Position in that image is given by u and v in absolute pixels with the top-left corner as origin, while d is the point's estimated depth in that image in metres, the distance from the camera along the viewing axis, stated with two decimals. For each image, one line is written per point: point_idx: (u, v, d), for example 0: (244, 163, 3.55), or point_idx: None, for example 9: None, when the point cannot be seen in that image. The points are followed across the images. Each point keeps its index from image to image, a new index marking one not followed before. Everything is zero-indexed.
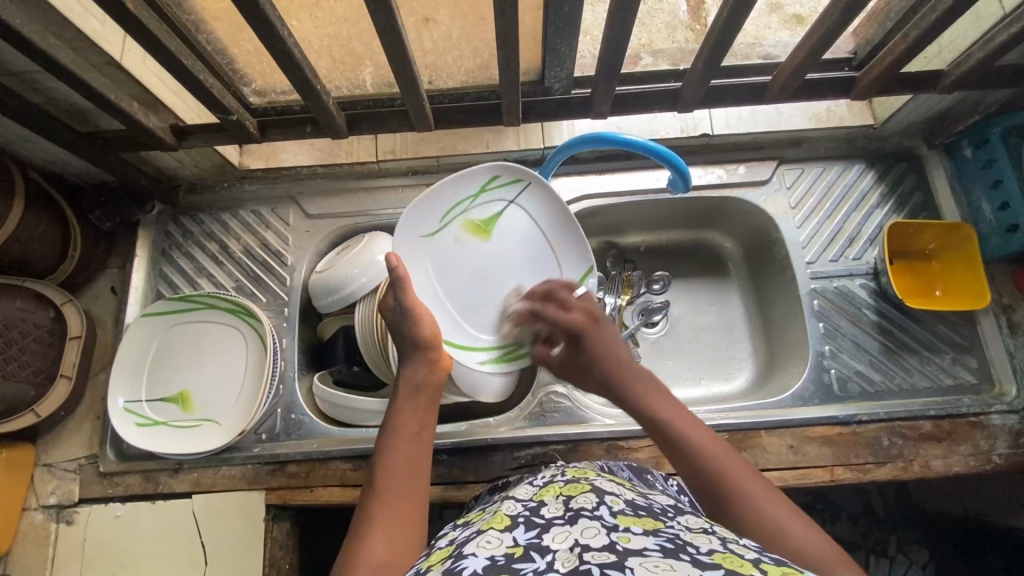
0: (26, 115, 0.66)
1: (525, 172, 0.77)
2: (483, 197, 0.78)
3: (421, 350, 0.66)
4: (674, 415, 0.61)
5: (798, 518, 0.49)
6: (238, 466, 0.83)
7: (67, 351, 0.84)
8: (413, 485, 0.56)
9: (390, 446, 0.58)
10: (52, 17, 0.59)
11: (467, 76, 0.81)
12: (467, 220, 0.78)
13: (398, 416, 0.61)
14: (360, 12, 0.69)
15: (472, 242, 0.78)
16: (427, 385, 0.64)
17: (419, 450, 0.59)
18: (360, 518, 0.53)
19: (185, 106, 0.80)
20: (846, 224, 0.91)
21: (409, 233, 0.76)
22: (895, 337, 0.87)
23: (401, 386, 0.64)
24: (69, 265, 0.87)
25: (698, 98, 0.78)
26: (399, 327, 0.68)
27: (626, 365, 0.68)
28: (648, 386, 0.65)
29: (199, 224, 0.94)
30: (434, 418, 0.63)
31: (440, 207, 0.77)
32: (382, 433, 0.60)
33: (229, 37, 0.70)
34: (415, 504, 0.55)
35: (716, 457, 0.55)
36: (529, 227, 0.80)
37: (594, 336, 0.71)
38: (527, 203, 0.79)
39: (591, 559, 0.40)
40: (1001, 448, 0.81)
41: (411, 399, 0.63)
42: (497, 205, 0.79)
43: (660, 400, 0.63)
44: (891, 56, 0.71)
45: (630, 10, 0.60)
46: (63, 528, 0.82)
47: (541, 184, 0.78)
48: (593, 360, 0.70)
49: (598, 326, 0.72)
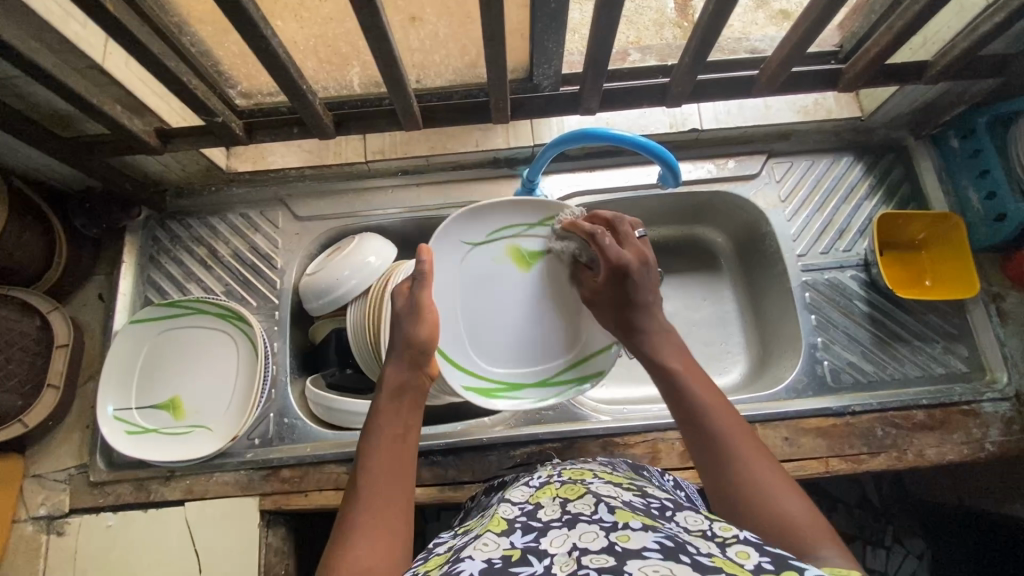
0: (7, 121, 0.65)
1: (584, 218, 0.78)
2: (537, 230, 0.80)
3: (409, 350, 0.66)
4: (691, 373, 0.60)
5: (793, 494, 0.49)
6: (231, 472, 0.82)
7: (54, 360, 0.83)
8: (393, 484, 0.55)
9: (374, 447, 0.58)
10: (28, 21, 0.58)
11: (456, 75, 0.81)
12: (513, 246, 0.79)
13: (380, 417, 0.61)
14: (345, 11, 0.68)
15: (510, 266, 0.79)
16: (410, 385, 0.64)
17: (403, 453, 0.58)
18: (342, 523, 0.52)
19: (168, 109, 0.78)
20: (836, 216, 0.92)
21: (453, 234, 0.77)
22: (887, 328, 0.88)
23: (385, 386, 0.64)
24: (57, 270, 0.86)
25: (685, 93, 0.78)
26: (401, 323, 0.67)
27: (651, 317, 0.67)
28: (664, 343, 0.64)
29: (187, 229, 0.93)
30: (419, 419, 0.62)
31: (491, 224, 0.78)
32: (366, 435, 0.60)
33: (214, 38, 0.69)
34: (397, 507, 0.54)
35: (721, 419, 0.55)
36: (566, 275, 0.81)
37: (640, 279, 0.69)
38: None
39: (589, 563, 0.40)
40: (993, 435, 0.81)
41: (393, 400, 0.62)
42: (549, 242, 0.80)
43: (676, 356, 0.62)
44: (877, 47, 0.72)
45: (615, 7, 0.60)
46: (54, 539, 0.81)
47: None
48: (630, 301, 0.68)
49: (645, 269, 0.69)
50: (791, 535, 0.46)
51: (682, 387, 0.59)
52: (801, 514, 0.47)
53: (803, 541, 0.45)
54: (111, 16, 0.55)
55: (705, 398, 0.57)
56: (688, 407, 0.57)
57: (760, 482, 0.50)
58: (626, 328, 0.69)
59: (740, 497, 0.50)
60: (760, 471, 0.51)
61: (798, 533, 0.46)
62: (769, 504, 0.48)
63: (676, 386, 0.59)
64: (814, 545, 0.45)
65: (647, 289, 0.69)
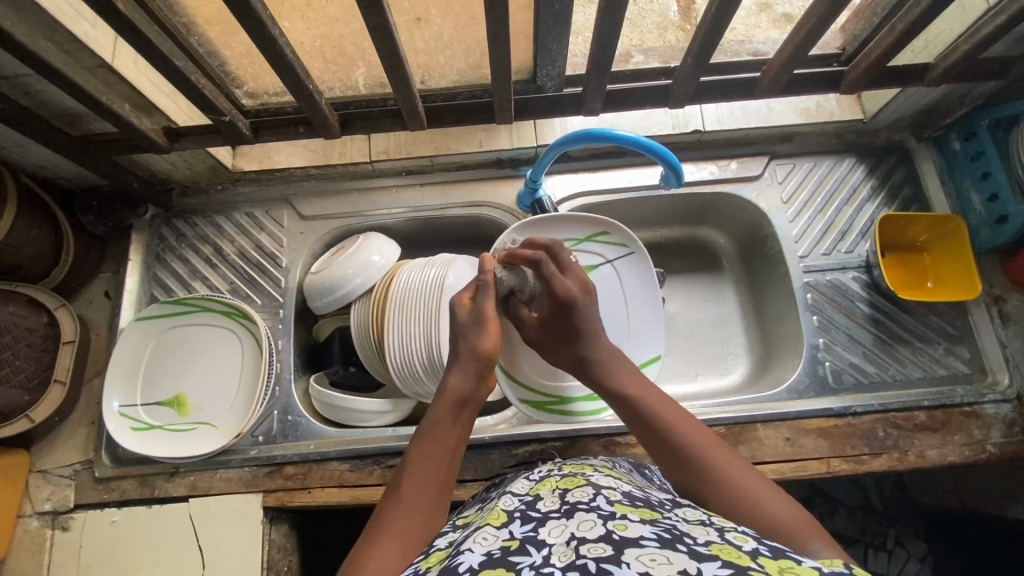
0: (17, 119, 0.66)
1: (633, 240, 0.86)
2: (588, 246, 0.88)
3: (473, 363, 0.66)
4: (647, 394, 0.61)
5: (773, 494, 0.50)
6: (235, 469, 0.83)
7: (61, 356, 0.84)
8: (435, 494, 0.56)
9: (421, 455, 0.59)
10: (39, 22, 0.58)
11: (460, 76, 0.81)
12: None
13: (435, 424, 0.61)
14: (351, 12, 0.69)
15: None
16: (470, 401, 0.64)
17: (447, 466, 0.59)
18: (378, 518, 0.54)
19: (176, 108, 0.79)
20: (839, 218, 0.92)
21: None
22: (889, 329, 0.88)
23: (444, 395, 0.64)
24: (64, 268, 0.87)
25: (688, 94, 0.78)
26: (465, 332, 0.68)
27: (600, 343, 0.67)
28: (618, 368, 0.65)
29: (192, 227, 0.94)
30: (467, 435, 0.63)
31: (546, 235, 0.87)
32: (416, 440, 0.60)
33: (222, 38, 0.70)
34: (427, 515, 0.55)
35: (690, 436, 0.56)
36: (618, 292, 0.87)
37: (586, 307, 0.69)
38: (625, 267, 0.88)
39: (587, 552, 0.40)
40: (995, 437, 0.81)
41: (451, 412, 0.62)
42: (598, 258, 0.88)
43: (629, 379, 0.64)
44: (878, 50, 0.72)
45: (619, 9, 0.61)
46: (58, 534, 0.81)
47: (641, 257, 0.87)
48: (575, 330, 0.68)
49: (590, 297, 0.71)
50: (777, 533, 0.47)
51: (640, 411, 0.60)
52: (785, 516, 0.48)
53: (791, 536, 0.47)
54: (121, 14, 0.56)
55: (667, 417, 0.58)
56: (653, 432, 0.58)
57: (739, 487, 0.51)
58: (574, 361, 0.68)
59: (727, 505, 0.51)
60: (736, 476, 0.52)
61: (785, 533, 0.47)
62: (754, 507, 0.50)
63: (635, 411, 0.60)
64: (801, 537, 0.46)
65: (595, 316, 0.69)
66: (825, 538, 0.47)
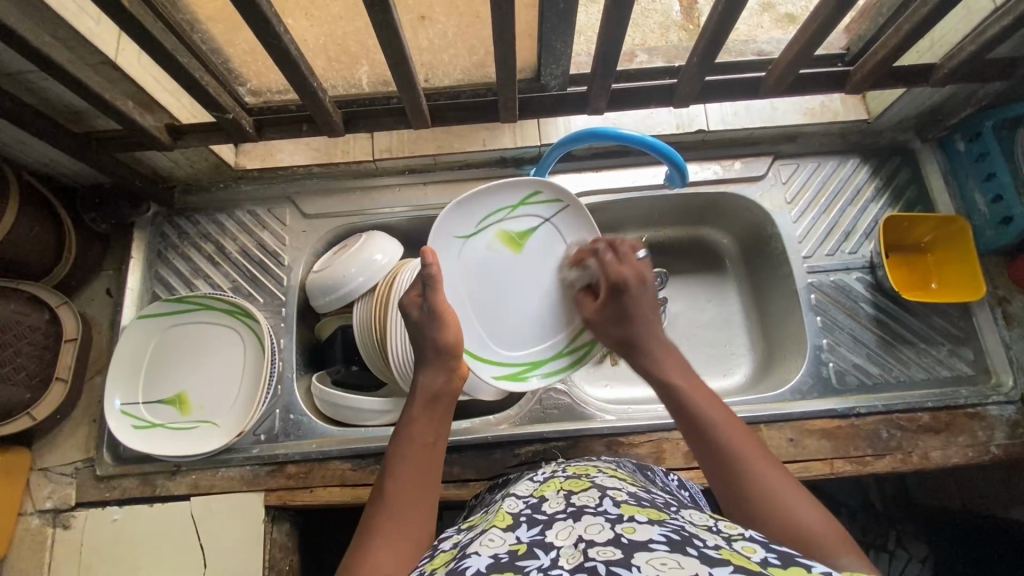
0: (19, 115, 0.65)
1: (567, 194, 0.80)
2: (522, 210, 0.81)
3: (443, 357, 0.67)
4: (691, 386, 0.61)
5: (804, 501, 0.49)
6: (237, 468, 0.82)
7: (63, 354, 0.84)
8: (422, 490, 0.57)
9: (404, 454, 0.59)
10: (41, 18, 0.58)
11: (463, 75, 0.81)
12: (500, 230, 0.81)
13: (413, 423, 0.62)
14: (355, 10, 0.69)
15: (504, 252, 0.80)
16: (443, 395, 0.65)
17: (432, 462, 0.60)
18: (369, 521, 0.55)
19: (179, 105, 0.79)
20: (842, 218, 0.92)
21: (444, 231, 0.78)
22: (892, 330, 0.88)
23: (418, 394, 0.65)
24: (65, 265, 0.87)
25: (693, 94, 0.78)
26: (423, 329, 0.68)
27: (653, 333, 0.68)
28: (664, 357, 0.65)
29: (194, 225, 0.93)
30: (448, 430, 0.64)
31: (477, 212, 0.79)
32: (396, 440, 0.61)
33: (225, 36, 0.70)
34: (420, 513, 0.55)
35: (730, 435, 0.55)
36: (560, 249, 0.82)
37: (640, 295, 0.70)
38: (563, 223, 0.82)
39: (596, 556, 0.40)
40: (998, 439, 0.81)
41: (427, 409, 0.64)
42: (534, 219, 0.81)
43: (677, 371, 0.63)
44: (884, 50, 0.72)
45: (625, 8, 0.60)
46: (60, 532, 0.81)
47: (577, 208, 0.81)
48: (631, 314, 0.69)
49: (645, 288, 0.70)
50: (806, 541, 0.47)
51: (684, 402, 0.60)
52: (817, 524, 0.47)
53: (818, 545, 0.46)
54: (125, 11, 0.55)
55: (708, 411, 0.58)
56: (692, 421, 0.58)
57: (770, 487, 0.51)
58: (622, 343, 0.69)
59: (757, 510, 0.50)
60: (769, 477, 0.51)
61: (814, 542, 0.46)
62: (782, 513, 0.49)
63: (679, 401, 0.60)
64: (828, 549, 0.46)
65: (647, 305, 0.70)
66: (852, 550, 0.46)
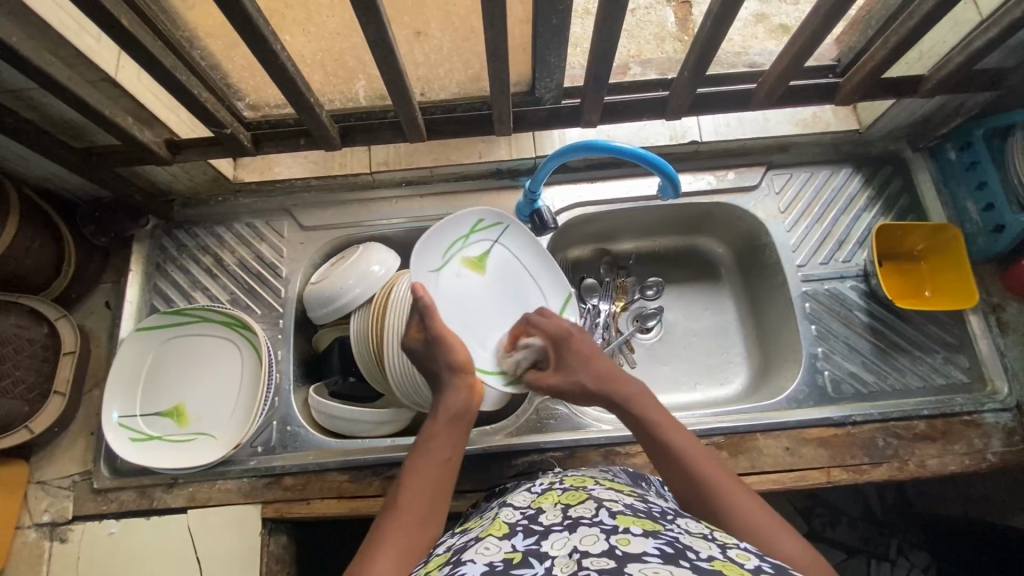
0: (20, 131, 0.66)
1: (506, 215, 0.87)
2: (474, 236, 0.86)
3: (459, 376, 0.69)
4: (663, 421, 0.65)
5: (781, 529, 0.52)
6: (234, 480, 0.82)
7: (61, 367, 0.84)
8: (432, 505, 0.58)
9: (421, 469, 0.60)
10: (43, 35, 0.59)
11: (459, 88, 0.82)
12: (463, 258, 0.84)
13: (433, 439, 0.63)
14: (351, 26, 0.70)
15: (471, 276, 0.84)
16: (462, 415, 0.67)
17: (444, 477, 0.61)
18: (377, 527, 0.55)
19: (177, 121, 0.80)
20: (835, 228, 0.93)
21: (421, 268, 0.79)
22: (887, 338, 0.88)
23: (441, 412, 0.66)
24: (64, 279, 0.87)
25: (685, 106, 0.79)
26: (432, 356, 0.70)
27: (616, 376, 0.71)
28: (636, 396, 0.68)
29: (193, 237, 0.94)
30: (463, 450, 0.65)
31: (442, 246, 0.82)
32: (414, 452, 0.63)
33: (223, 52, 0.71)
34: (426, 527, 0.56)
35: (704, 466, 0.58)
36: (511, 264, 0.88)
37: (578, 345, 0.75)
38: (510, 241, 0.89)
39: (590, 565, 0.40)
40: (995, 446, 0.81)
41: (446, 425, 0.65)
42: (484, 244, 0.87)
43: (652, 408, 0.67)
44: (873, 61, 0.73)
45: (616, 21, 0.61)
46: (57, 546, 0.81)
47: (518, 227, 0.88)
48: (579, 364, 0.73)
49: (582, 336, 0.76)
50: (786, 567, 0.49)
51: (661, 438, 0.63)
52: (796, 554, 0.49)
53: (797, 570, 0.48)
54: (125, 29, 0.56)
55: (680, 446, 0.61)
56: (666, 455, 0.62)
57: (758, 524, 0.52)
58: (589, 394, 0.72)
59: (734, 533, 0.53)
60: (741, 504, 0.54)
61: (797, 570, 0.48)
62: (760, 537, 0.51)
63: (652, 437, 0.64)
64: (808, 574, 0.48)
65: (587, 351, 0.74)
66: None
